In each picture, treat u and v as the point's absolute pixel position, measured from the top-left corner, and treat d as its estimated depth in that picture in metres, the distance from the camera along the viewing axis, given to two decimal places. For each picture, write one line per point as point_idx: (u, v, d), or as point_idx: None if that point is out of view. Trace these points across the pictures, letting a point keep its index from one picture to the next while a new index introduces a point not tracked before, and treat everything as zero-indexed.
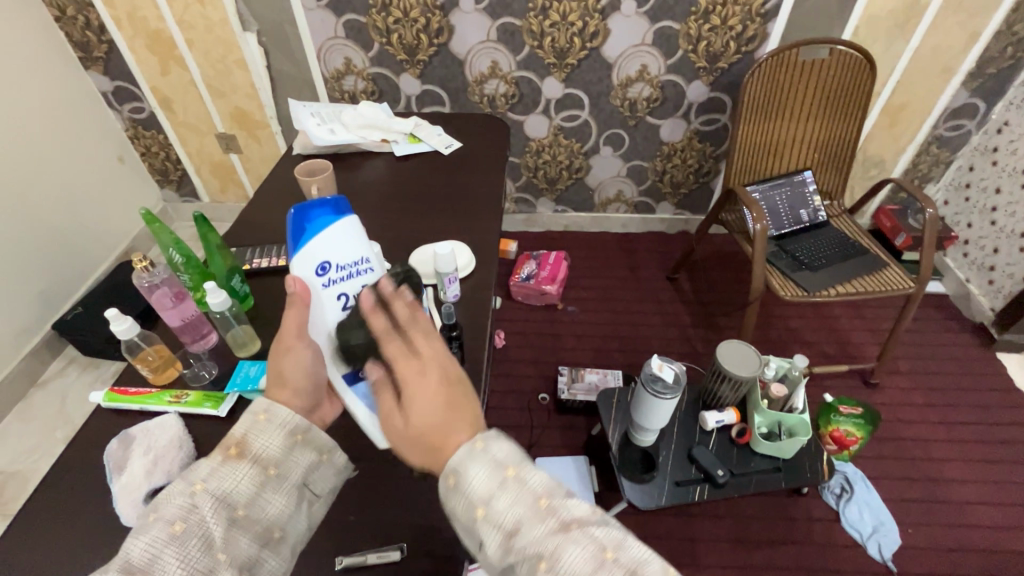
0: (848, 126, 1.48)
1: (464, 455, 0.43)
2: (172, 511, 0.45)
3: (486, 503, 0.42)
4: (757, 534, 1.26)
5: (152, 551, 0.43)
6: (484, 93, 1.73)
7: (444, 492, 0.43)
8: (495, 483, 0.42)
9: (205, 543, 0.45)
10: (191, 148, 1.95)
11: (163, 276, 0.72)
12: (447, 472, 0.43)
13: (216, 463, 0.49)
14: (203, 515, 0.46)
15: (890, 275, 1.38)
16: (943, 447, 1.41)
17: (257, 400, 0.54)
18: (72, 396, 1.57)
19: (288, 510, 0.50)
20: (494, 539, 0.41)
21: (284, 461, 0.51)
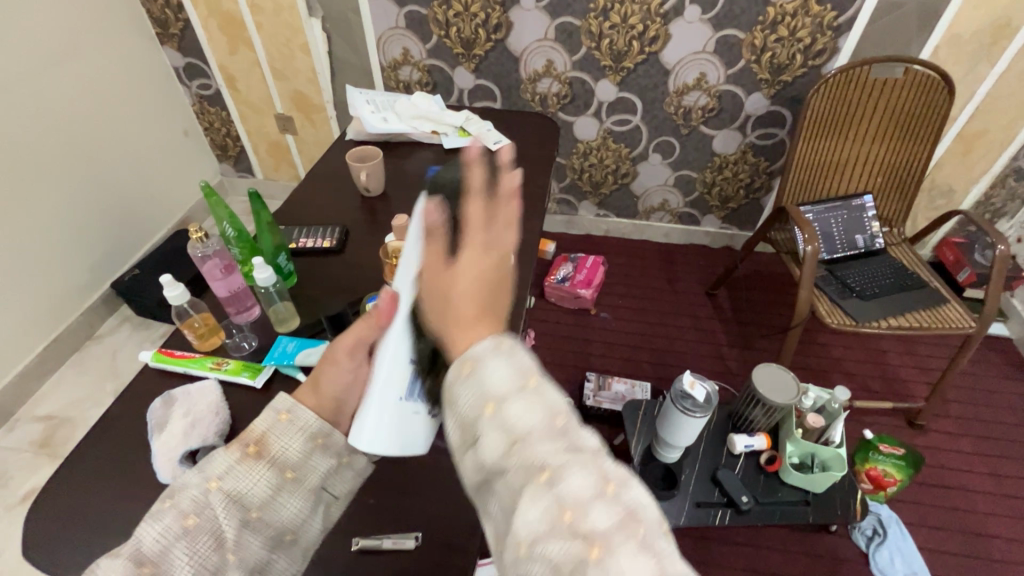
0: (919, 151, 1.40)
1: (486, 349, 0.38)
2: (187, 503, 0.48)
3: (499, 401, 0.36)
4: (776, 566, 1.21)
5: (163, 542, 0.46)
6: (536, 92, 1.72)
7: (452, 378, 0.37)
8: (515, 386, 0.36)
9: (214, 539, 0.47)
10: (251, 127, 2.03)
11: (215, 249, 0.74)
12: (463, 358, 0.37)
13: (233, 460, 0.50)
14: (216, 512, 0.48)
15: (949, 312, 1.30)
16: (990, 501, 1.32)
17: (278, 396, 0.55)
18: (123, 352, 1.66)
19: (300, 513, 0.52)
20: (496, 443, 0.35)
21: (302, 466, 0.52)
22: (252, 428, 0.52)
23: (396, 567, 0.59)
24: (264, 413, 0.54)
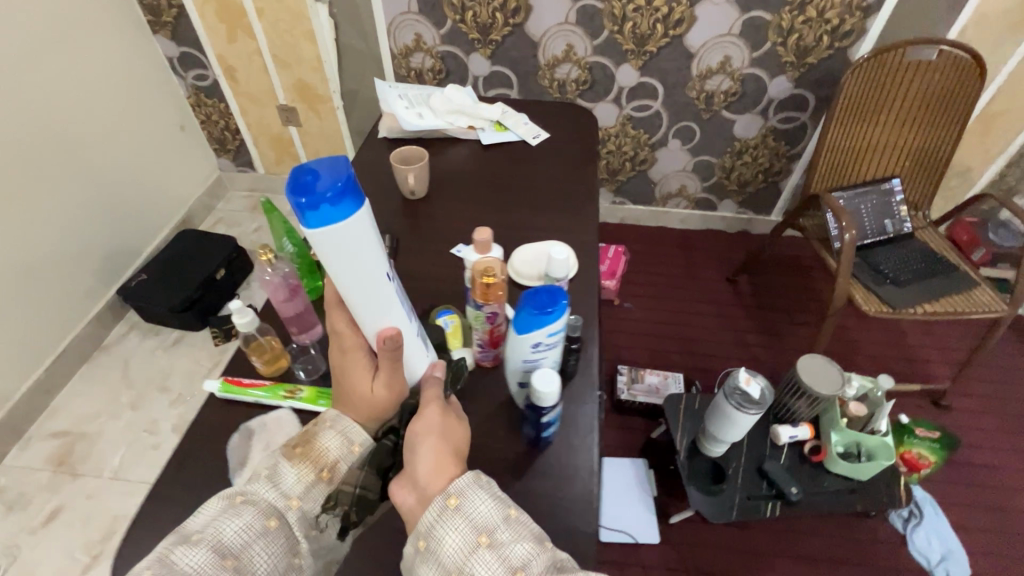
0: (949, 133, 1.39)
1: (438, 518, 0.46)
2: (265, 509, 0.50)
3: (489, 531, 0.46)
4: (819, 551, 1.23)
5: (245, 539, 0.48)
6: (554, 78, 1.67)
7: (440, 516, 0.46)
8: (500, 516, 0.47)
9: (285, 546, 0.50)
10: (251, 119, 1.93)
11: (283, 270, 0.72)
12: (450, 493, 0.47)
13: (309, 480, 0.53)
14: (290, 522, 0.51)
15: (980, 295, 1.31)
16: (1019, 477, 1.35)
17: (346, 422, 0.55)
18: (135, 361, 1.60)
19: (338, 534, 0.56)
20: (492, 569, 0.44)
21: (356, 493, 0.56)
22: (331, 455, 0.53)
23: None
24: (332, 434, 0.55)
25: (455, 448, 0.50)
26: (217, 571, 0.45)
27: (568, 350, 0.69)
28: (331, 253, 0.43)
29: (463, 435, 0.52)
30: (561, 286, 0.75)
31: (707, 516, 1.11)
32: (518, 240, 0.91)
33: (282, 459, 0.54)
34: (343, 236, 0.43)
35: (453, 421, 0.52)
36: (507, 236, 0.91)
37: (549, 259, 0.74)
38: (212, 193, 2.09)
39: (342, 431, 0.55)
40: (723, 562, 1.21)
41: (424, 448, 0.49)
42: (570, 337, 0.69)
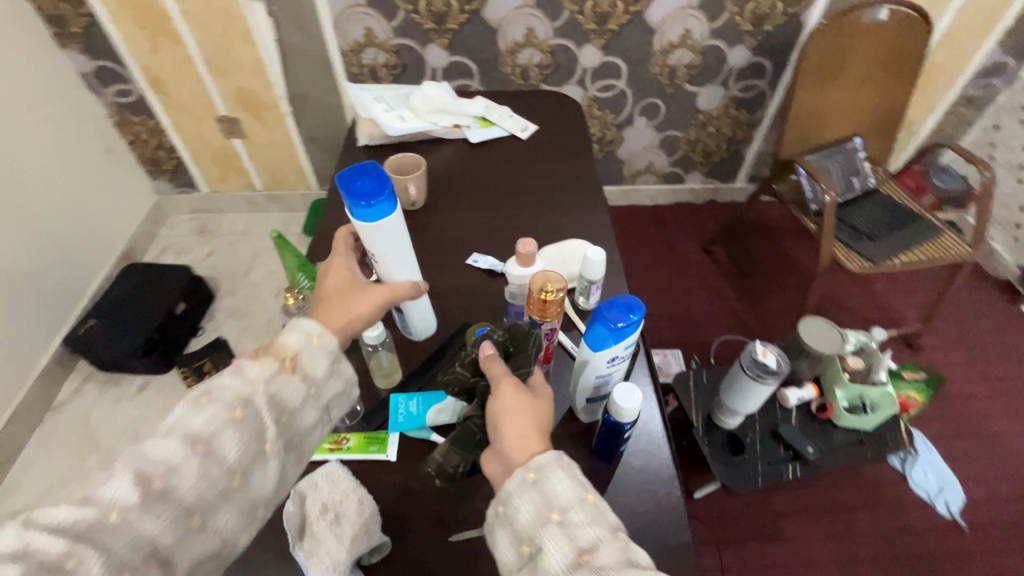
0: (901, 89, 1.46)
1: (515, 487, 0.45)
2: (230, 399, 0.50)
3: (562, 510, 0.43)
4: (832, 501, 1.29)
5: (212, 428, 0.48)
6: (517, 64, 1.61)
7: (516, 486, 0.45)
8: (576, 499, 0.44)
9: (255, 432, 0.50)
10: (188, 134, 1.76)
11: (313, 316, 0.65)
12: (528, 467, 0.46)
13: (272, 371, 0.52)
14: (258, 410, 0.50)
15: (946, 241, 1.40)
16: (989, 403, 1.47)
17: (304, 321, 0.55)
18: (97, 416, 1.45)
19: (313, 424, 0.55)
20: (560, 548, 0.42)
21: (324, 383, 0.55)
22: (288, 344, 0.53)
23: None
24: (292, 332, 0.54)
25: (538, 423, 0.49)
26: (187, 455, 0.47)
27: None
28: (381, 236, 0.61)
29: (548, 411, 0.50)
30: (596, 288, 0.72)
31: (734, 488, 1.13)
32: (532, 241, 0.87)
33: (244, 358, 0.53)
34: (385, 227, 0.61)
35: (531, 398, 0.50)
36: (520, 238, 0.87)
37: (583, 261, 0.70)
38: (152, 220, 1.91)
39: (299, 328, 0.54)
40: (747, 527, 1.25)
41: (508, 422, 0.48)
42: None
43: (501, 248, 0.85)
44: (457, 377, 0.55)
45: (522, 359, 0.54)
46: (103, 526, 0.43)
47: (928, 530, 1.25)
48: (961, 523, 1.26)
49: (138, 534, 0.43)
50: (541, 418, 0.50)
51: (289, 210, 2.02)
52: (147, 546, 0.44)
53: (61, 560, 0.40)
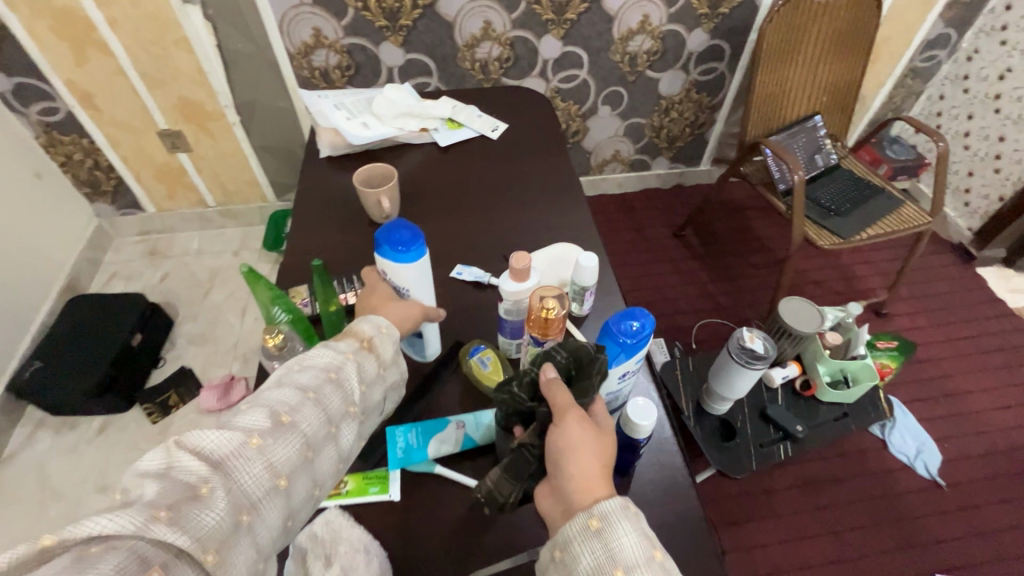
0: (855, 66, 1.49)
1: (576, 534, 0.43)
2: (325, 362, 0.51)
3: (627, 567, 0.42)
4: (820, 473, 1.32)
5: (316, 383, 0.50)
6: (475, 59, 1.56)
7: (578, 534, 0.43)
8: (642, 556, 0.42)
9: (345, 395, 0.51)
10: (127, 151, 1.64)
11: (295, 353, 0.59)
12: (592, 514, 0.43)
13: (355, 346, 0.54)
14: (349, 375, 0.52)
15: (908, 212, 1.44)
16: (955, 363, 1.54)
17: (371, 314, 0.58)
18: (54, 463, 1.34)
19: (379, 402, 0.56)
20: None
21: (392, 365, 0.57)
22: (366, 325, 0.55)
23: None
24: (364, 321, 0.57)
25: (604, 464, 0.47)
26: (300, 401, 0.48)
27: None
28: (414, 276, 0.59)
29: (612, 448, 0.48)
30: (590, 293, 0.69)
31: (731, 472, 1.14)
32: (517, 247, 0.83)
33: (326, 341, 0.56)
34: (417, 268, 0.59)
35: (597, 436, 0.48)
36: (504, 245, 0.84)
37: (575, 266, 0.67)
38: (95, 246, 1.77)
39: (370, 319, 0.57)
40: (744, 508, 1.26)
41: (573, 461, 0.46)
42: None
43: (486, 257, 0.82)
44: (513, 399, 0.51)
45: (585, 385, 0.49)
46: (236, 455, 0.43)
47: (911, 492, 1.30)
48: (941, 482, 1.31)
49: (263, 465, 0.44)
50: (606, 457, 0.48)
51: (246, 225, 1.91)
52: (269, 479, 0.44)
53: (200, 482, 0.41)
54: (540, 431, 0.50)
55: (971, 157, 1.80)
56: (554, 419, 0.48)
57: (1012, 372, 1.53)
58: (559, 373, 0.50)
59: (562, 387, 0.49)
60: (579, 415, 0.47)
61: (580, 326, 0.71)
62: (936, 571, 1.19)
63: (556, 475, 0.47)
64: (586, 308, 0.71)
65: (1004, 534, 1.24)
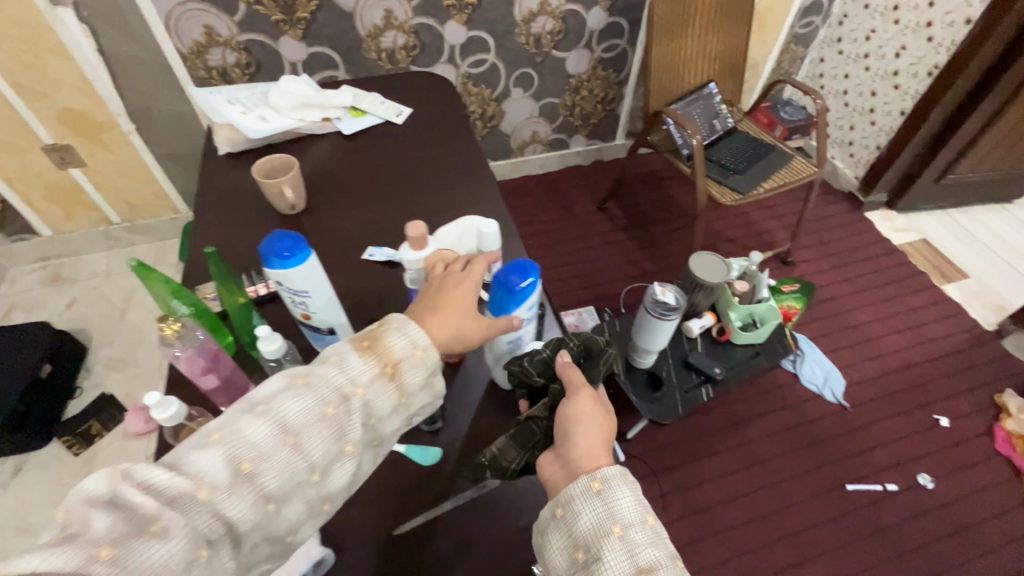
0: (739, 33, 1.60)
1: (581, 493, 0.49)
2: (327, 393, 0.47)
3: (624, 526, 0.48)
4: (746, 411, 1.43)
5: (305, 419, 0.45)
6: (381, 48, 1.55)
7: (581, 495, 0.49)
8: (637, 518, 0.49)
9: (342, 434, 0.47)
10: (11, 172, 1.52)
11: (196, 341, 0.55)
12: (595, 478, 0.50)
13: (375, 371, 0.49)
14: (350, 411, 0.47)
15: (798, 165, 1.57)
16: (853, 299, 1.70)
17: (413, 325, 0.52)
18: None
19: (394, 429, 0.52)
20: (620, 560, 0.46)
21: (417, 393, 0.52)
22: (393, 349, 0.49)
23: None
24: (399, 336, 0.51)
25: (607, 436, 0.55)
26: (279, 441, 0.44)
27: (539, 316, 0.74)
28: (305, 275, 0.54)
29: (612, 425, 0.57)
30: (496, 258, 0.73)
31: (660, 420, 1.22)
32: (430, 225, 0.85)
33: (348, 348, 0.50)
34: (302, 272, 0.54)
35: (602, 414, 0.56)
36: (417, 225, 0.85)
37: (478, 235, 0.70)
38: None
39: (409, 333, 0.51)
40: (681, 452, 1.36)
41: (581, 431, 0.54)
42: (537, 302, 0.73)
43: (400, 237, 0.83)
44: (525, 372, 0.62)
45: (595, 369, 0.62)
46: (189, 500, 0.40)
47: (823, 417, 1.44)
48: (847, 405, 1.46)
49: (222, 509, 0.41)
50: (607, 432, 0.56)
51: (158, 240, 1.81)
52: (224, 522, 0.41)
53: (146, 520, 0.38)
54: (550, 404, 0.59)
55: (851, 112, 1.99)
56: (567, 393, 0.58)
57: (901, 300, 1.71)
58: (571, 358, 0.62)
59: (575, 370, 0.59)
60: (588, 392, 0.57)
61: None
62: (847, 482, 1.33)
63: (565, 444, 0.54)
64: None
65: (901, 441, 1.40)
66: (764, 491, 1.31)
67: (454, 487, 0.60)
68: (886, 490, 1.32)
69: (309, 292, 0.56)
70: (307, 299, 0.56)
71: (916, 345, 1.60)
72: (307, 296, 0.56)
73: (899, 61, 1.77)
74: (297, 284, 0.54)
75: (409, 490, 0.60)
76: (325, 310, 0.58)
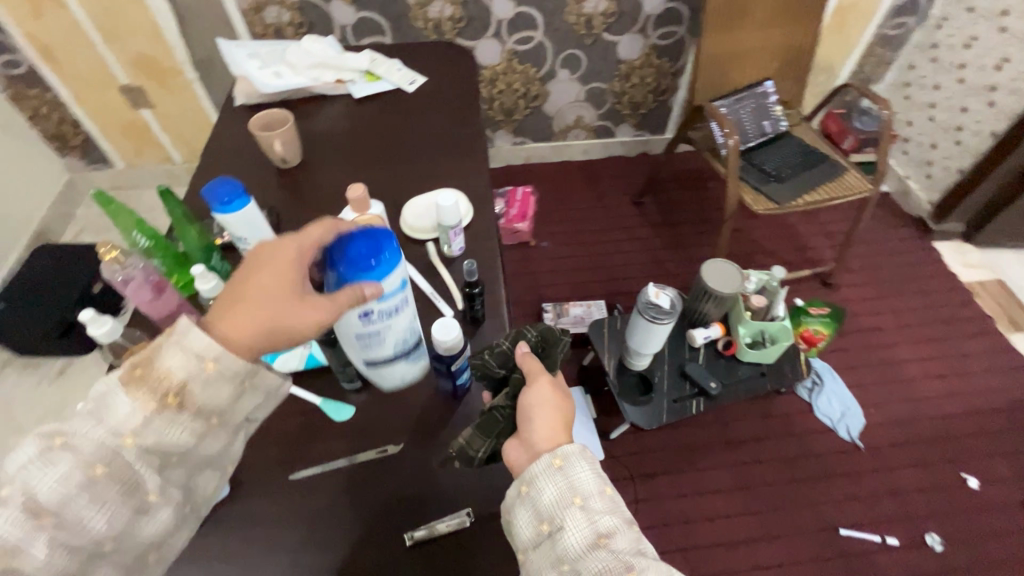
0: (807, 30, 1.47)
1: (543, 468, 0.49)
2: (92, 451, 0.42)
3: (585, 496, 0.48)
4: (744, 433, 1.36)
5: (68, 489, 0.41)
6: (428, 18, 1.56)
7: (542, 470, 0.49)
8: (596, 489, 0.49)
9: (133, 481, 0.43)
10: (92, 106, 1.68)
11: (138, 267, 0.58)
12: (556, 454, 0.50)
13: (149, 411, 0.44)
14: (133, 459, 0.43)
15: (851, 180, 1.43)
16: (895, 334, 1.55)
17: (194, 337, 0.45)
18: (16, 402, 1.42)
19: (217, 448, 0.49)
20: (580, 530, 0.46)
21: (226, 411, 0.47)
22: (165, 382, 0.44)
23: (454, 549, 0.55)
24: (178, 353, 0.45)
25: (565, 418, 0.54)
26: (43, 520, 0.40)
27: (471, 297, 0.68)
28: (243, 222, 0.58)
29: (573, 407, 0.56)
30: (457, 233, 0.74)
31: (641, 425, 1.18)
32: (410, 193, 0.86)
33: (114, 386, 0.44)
34: (240, 219, 0.58)
35: (563, 398, 0.55)
36: (399, 191, 0.87)
37: (438, 208, 0.72)
38: (65, 199, 1.83)
39: (188, 352, 0.44)
40: (664, 462, 1.31)
41: (539, 416, 0.53)
42: (470, 283, 0.67)
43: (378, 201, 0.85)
44: (485, 365, 0.60)
45: (554, 357, 0.60)
46: None
47: (830, 453, 1.34)
48: (860, 445, 1.35)
49: None
50: (568, 415, 0.55)
51: None
52: None
53: None
54: (511, 393, 0.58)
55: (936, 129, 1.77)
56: (527, 381, 0.56)
57: (953, 343, 1.53)
58: (531, 349, 0.60)
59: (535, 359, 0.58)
60: (548, 378, 0.56)
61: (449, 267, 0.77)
62: (840, 526, 1.23)
63: (525, 427, 0.53)
64: (457, 249, 0.77)
65: (914, 495, 1.28)
66: (744, 517, 1.24)
67: (359, 445, 0.63)
68: (884, 543, 1.21)
69: (249, 238, 0.60)
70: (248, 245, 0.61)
71: (959, 395, 1.43)
72: (247, 242, 0.60)
73: (999, 75, 1.56)
74: (236, 229, 0.59)
75: (321, 441, 0.63)
76: None
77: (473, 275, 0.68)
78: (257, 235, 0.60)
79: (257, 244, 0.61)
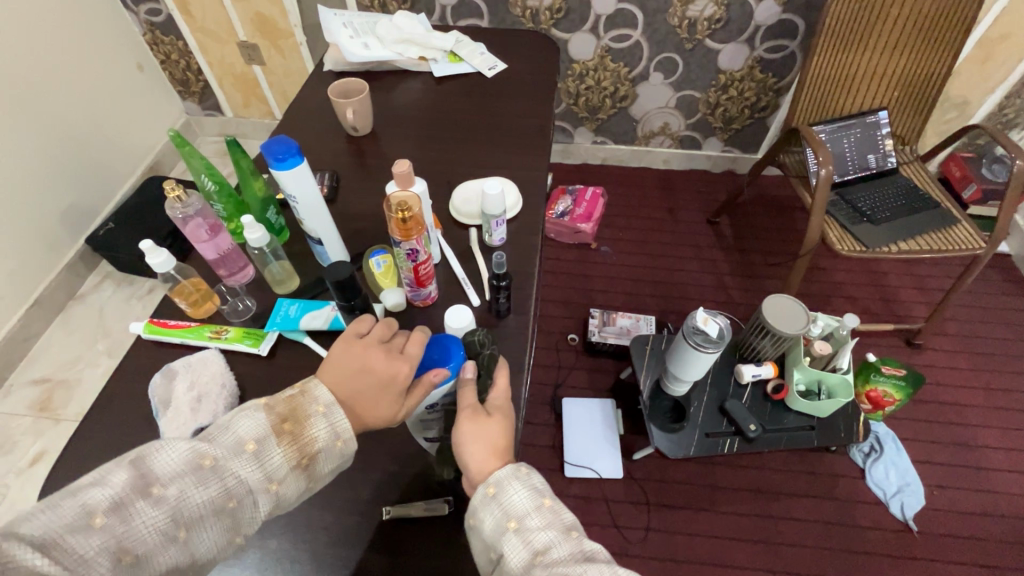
0: (938, 61, 1.31)
1: (480, 500, 0.49)
2: (235, 485, 0.45)
3: (519, 518, 0.48)
4: (778, 485, 1.26)
5: (204, 513, 0.43)
6: (526, 6, 1.55)
7: (479, 501, 0.50)
8: (532, 505, 0.49)
9: (239, 525, 0.46)
10: (213, 58, 1.84)
11: (198, 207, 0.65)
12: (488, 483, 0.50)
13: (290, 463, 0.48)
14: (254, 505, 0.46)
15: (960, 233, 1.26)
16: (982, 414, 1.37)
17: (340, 412, 0.51)
18: (110, 311, 1.60)
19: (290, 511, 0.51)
20: (518, 553, 0.46)
21: (323, 481, 0.52)
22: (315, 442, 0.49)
23: (429, 535, 0.56)
24: (323, 422, 0.50)
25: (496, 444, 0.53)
26: (165, 532, 0.41)
27: (497, 290, 0.67)
28: (295, 181, 0.61)
29: (504, 428, 0.54)
30: (499, 223, 0.74)
31: (666, 453, 1.13)
32: (465, 177, 0.87)
33: (269, 430, 0.48)
34: (292, 178, 0.60)
35: (488, 421, 0.54)
36: (455, 173, 0.87)
37: (484, 195, 0.72)
38: None
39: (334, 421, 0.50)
40: (684, 497, 1.25)
41: (470, 450, 0.52)
42: (498, 276, 0.66)
43: (433, 181, 0.86)
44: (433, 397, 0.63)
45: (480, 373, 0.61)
46: None
47: (874, 529, 1.21)
48: (913, 528, 1.21)
49: None
50: (499, 434, 0.54)
51: None
52: None
53: None
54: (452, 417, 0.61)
55: None
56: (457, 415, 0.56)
57: None
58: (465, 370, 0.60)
59: (469, 388, 0.57)
60: (469, 411, 0.54)
61: (487, 255, 0.77)
62: None
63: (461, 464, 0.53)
64: (498, 239, 0.76)
65: None
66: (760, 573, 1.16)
67: None
68: None
69: (298, 197, 0.62)
70: (296, 204, 0.63)
71: None
72: (296, 201, 0.63)
73: None
74: (286, 188, 0.61)
75: None
76: (313, 220, 0.65)
77: (500, 268, 0.66)
78: (307, 197, 0.63)
79: (304, 205, 0.63)
